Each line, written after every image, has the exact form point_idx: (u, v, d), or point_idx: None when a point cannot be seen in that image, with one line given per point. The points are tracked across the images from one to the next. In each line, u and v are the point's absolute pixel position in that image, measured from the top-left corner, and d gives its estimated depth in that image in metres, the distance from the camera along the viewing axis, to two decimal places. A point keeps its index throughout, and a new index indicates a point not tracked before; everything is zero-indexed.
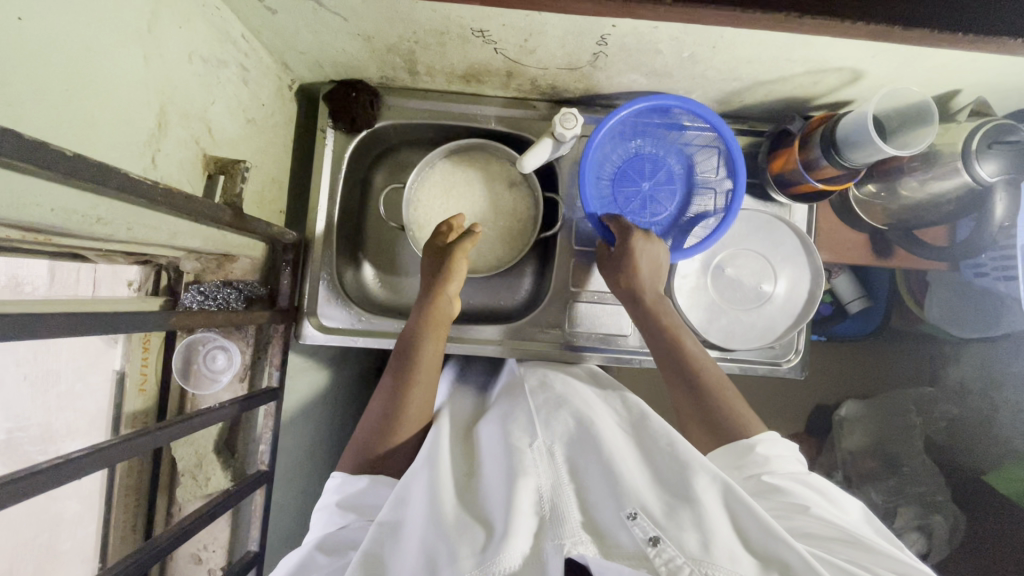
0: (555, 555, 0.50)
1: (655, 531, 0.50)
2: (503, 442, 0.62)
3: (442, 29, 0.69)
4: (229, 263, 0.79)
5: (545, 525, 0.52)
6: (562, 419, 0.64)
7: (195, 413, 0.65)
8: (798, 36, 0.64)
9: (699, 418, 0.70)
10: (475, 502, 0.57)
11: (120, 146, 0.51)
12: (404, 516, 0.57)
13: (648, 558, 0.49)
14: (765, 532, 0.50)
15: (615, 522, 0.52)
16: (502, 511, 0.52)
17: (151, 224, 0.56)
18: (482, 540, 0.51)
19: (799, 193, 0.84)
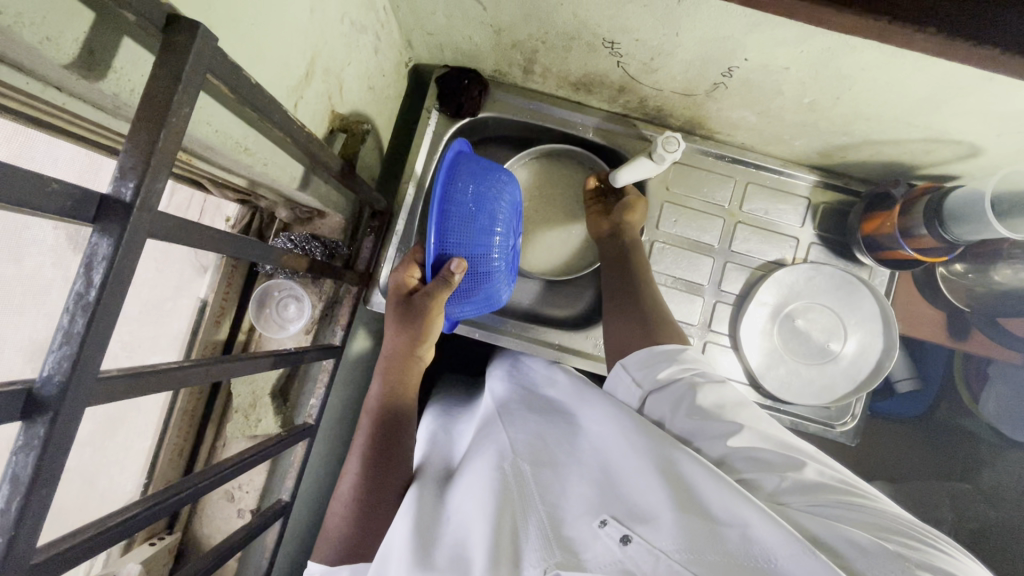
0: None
1: (624, 529, 0.48)
2: (474, 468, 0.58)
3: (574, 33, 0.71)
4: (320, 220, 0.81)
5: (520, 550, 0.49)
6: (519, 431, 0.61)
7: (235, 356, 0.56)
8: (929, 101, 0.64)
9: (634, 322, 0.74)
10: (448, 530, 0.53)
11: (275, 84, 0.53)
12: (385, 566, 0.52)
13: (627, 564, 0.46)
14: (724, 496, 0.47)
15: (588, 533, 0.49)
16: (481, 546, 0.48)
17: (281, 164, 0.58)
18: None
19: (888, 257, 0.84)
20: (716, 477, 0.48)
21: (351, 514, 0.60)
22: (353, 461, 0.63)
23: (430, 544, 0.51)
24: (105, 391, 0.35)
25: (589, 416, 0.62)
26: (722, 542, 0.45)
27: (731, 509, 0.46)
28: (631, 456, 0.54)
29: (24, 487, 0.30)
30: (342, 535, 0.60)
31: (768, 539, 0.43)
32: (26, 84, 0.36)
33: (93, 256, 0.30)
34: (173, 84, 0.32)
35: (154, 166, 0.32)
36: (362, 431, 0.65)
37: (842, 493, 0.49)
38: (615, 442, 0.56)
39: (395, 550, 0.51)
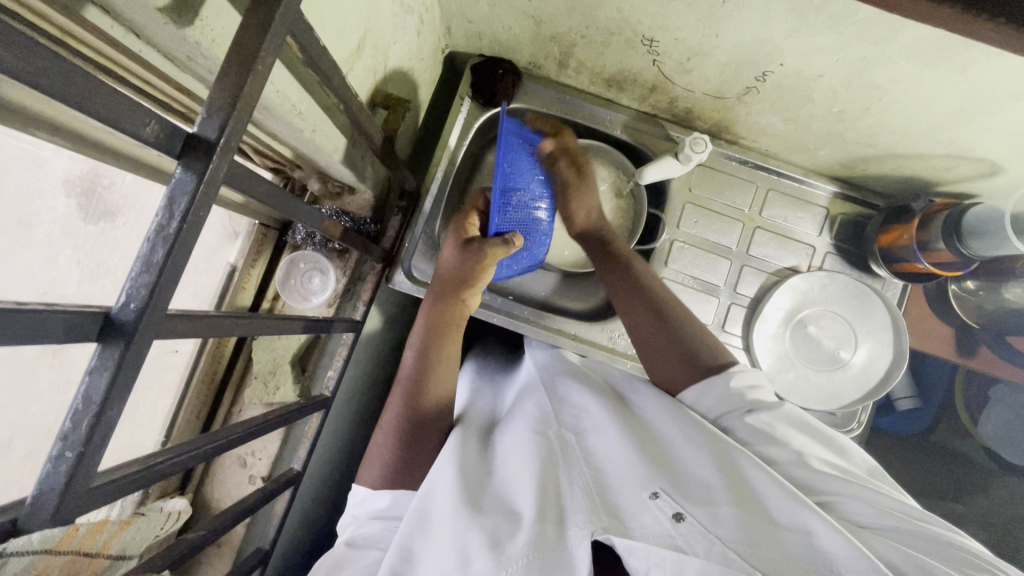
0: (581, 540, 0.47)
1: (678, 507, 0.48)
2: (517, 429, 0.60)
3: (615, 29, 0.73)
4: (349, 196, 0.82)
5: (567, 511, 0.51)
6: (574, 408, 0.64)
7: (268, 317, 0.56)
8: (956, 115, 0.66)
9: (674, 346, 0.71)
10: (495, 485, 0.55)
11: (331, 53, 0.55)
12: (430, 502, 0.55)
13: (675, 537, 0.47)
14: (785, 502, 0.48)
15: (638, 504, 0.49)
16: (529, 501, 0.51)
17: (328, 133, 0.59)
18: (508, 531, 0.49)
19: (903, 270, 0.86)
20: (780, 484, 0.50)
21: (394, 441, 0.62)
22: (398, 388, 0.66)
23: (479, 492, 0.54)
24: (168, 326, 0.36)
25: (647, 409, 0.64)
26: (784, 544, 0.46)
27: (795, 516, 0.47)
28: (691, 450, 0.55)
29: (96, 406, 0.31)
30: (383, 459, 0.62)
31: (833, 550, 0.44)
32: (110, 27, 0.37)
33: (176, 189, 0.32)
34: (263, 33, 0.33)
35: (238, 111, 0.33)
36: (408, 365, 0.68)
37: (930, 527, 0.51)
38: (674, 434, 0.58)
39: (441, 492, 0.54)
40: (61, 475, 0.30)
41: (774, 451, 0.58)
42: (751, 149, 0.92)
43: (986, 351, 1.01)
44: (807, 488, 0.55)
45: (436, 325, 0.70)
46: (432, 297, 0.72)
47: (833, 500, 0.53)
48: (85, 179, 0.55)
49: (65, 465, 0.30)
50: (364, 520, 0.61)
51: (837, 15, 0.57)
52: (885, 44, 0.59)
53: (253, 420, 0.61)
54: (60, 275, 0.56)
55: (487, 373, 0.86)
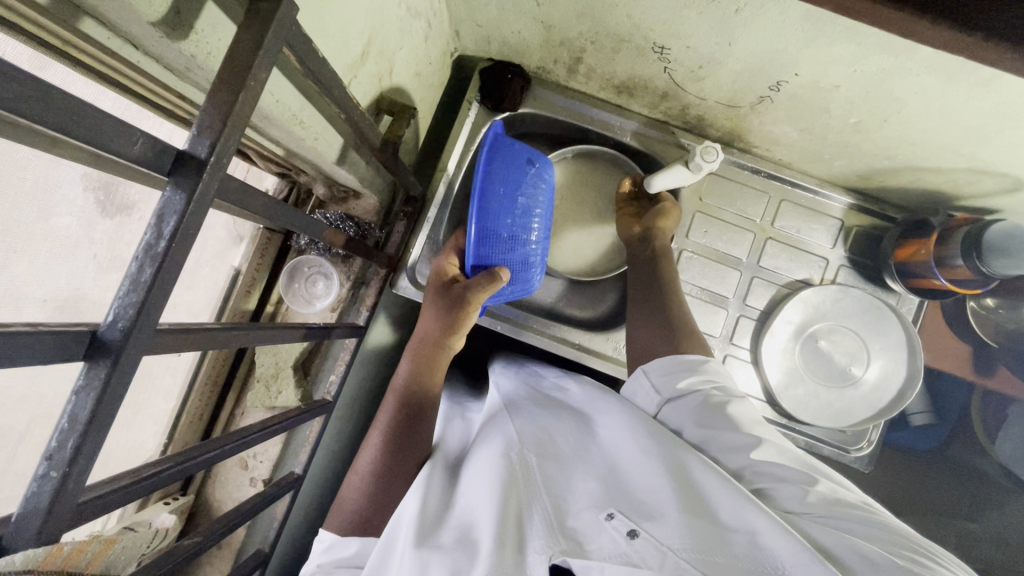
0: (539, 565, 0.46)
1: (631, 523, 0.48)
2: (479, 455, 0.59)
3: (625, 36, 0.71)
4: (355, 200, 0.82)
5: (526, 535, 0.49)
6: (530, 424, 0.62)
7: (266, 325, 0.55)
8: (980, 130, 0.64)
9: (660, 328, 0.74)
10: (456, 514, 0.54)
11: (334, 61, 0.54)
12: (393, 538, 0.53)
13: (630, 556, 0.46)
14: (734, 504, 0.47)
15: (594, 525, 0.49)
16: (486, 528, 0.49)
17: (330, 141, 0.59)
18: (468, 560, 0.47)
19: (920, 286, 0.84)
20: (726, 485, 0.49)
21: (366, 487, 0.62)
22: (373, 438, 0.65)
23: (437, 526, 0.52)
24: (158, 343, 0.35)
25: (604, 422, 0.62)
26: (730, 547, 0.45)
27: (741, 518, 0.46)
28: (641, 459, 0.54)
29: (81, 427, 0.30)
30: (355, 507, 0.61)
31: (776, 548, 0.43)
32: (107, 39, 0.37)
33: (165, 209, 0.31)
34: (256, 49, 0.33)
35: (229, 127, 0.32)
36: (386, 415, 0.67)
37: (855, 507, 0.49)
38: (627, 445, 0.57)
39: (402, 528, 0.52)
40: (45, 496, 0.30)
41: (715, 441, 0.57)
42: (764, 158, 0.90)
43: (1006, 370, 0.97)
44: (745, 479, 0.53)
45: (417, 370, 0.70)
46: (416, 341, 0.72)
47: (768, 487, 0.52)
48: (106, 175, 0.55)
49: (50, 485, 0.30)
50: (329, 570, 0.57)
51: (855, 24, 0.55)
52: (906, 56, 0.57)
53: (247, 428, 0.61)
54: (78, 269, 0.56)
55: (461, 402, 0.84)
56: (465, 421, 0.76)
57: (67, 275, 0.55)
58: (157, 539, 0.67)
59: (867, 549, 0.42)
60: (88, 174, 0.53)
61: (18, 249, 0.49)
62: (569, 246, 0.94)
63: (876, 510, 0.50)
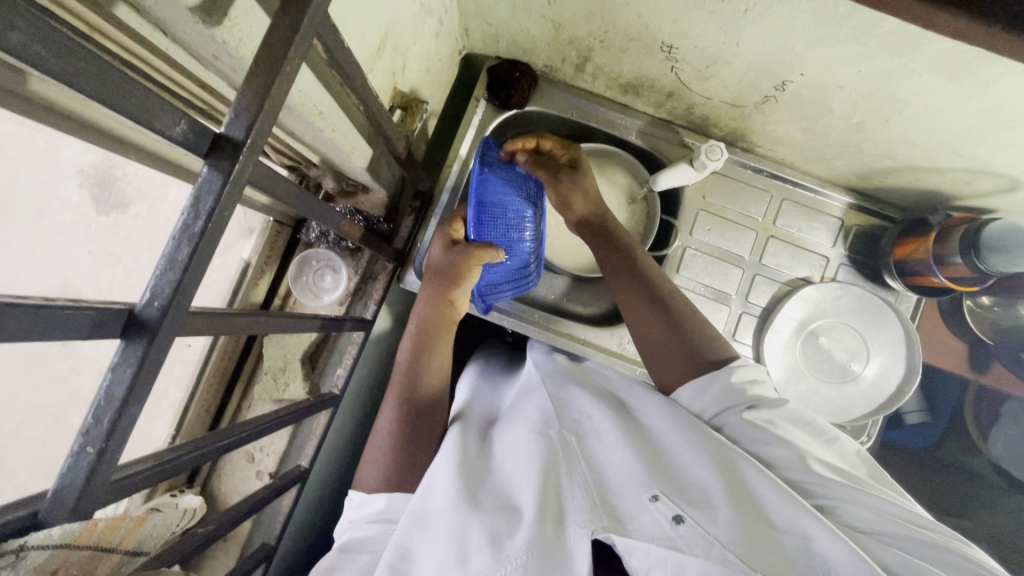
0: (580, 538, 0.48)
1: (677, 509, 0.48)
2: (518, 431, 0.60)
3: (634, 35, 0.73)
4: (363, 195, 0.81)
5: (567, 510, 0.51)
6: (574, 409, 0.63)
7: (286, 314, 0.56)
8: (977, 130, 0.66)
9: (677, 347, 0.68)
10: (496, 484, 0.55)
11: (353, 53, 0.55)
12: (428, 503, 0.54)
13: (673, 539, 0.47)
14: (785, 506, 0.48)
15: (637, 506, 0.50)
16: (529, 502, 0.50)
17: (347, 133, 0.59)
18: (511, 530, 0.49)
19: (917, 283, 0.85)
20: (775, 487, 0.49)
21: (390, 448, 0.64)
22: (390, 402, 0.67)
23: (479, 490, 0.54)
24: (189, 324, 0.36)
25: (644, 409, 0.63)
26: (781, 548, 0.46)
27: (792, 520, 0.48)
28: (687, 451, 0.55)
29: (117, 403, 0.31)
30: (377, 467, 0.63)
31: (832, 554, 0.45)
32: (138, 24, 0.37)
33: (203, 189, 0.32)
34: (292, 35, 0.33)
35: (265, 110, 0.33)
36: (400, 376, 0.69)
37: (920, 528, 0.51)
38: (671, 436, 0.57)
39: (440, 495, 0.54)
40: (82, 470, 0.30)
41: (767, 451, 0.58)
42: (766, 158, 0.92)
43: (1000, 368, 0.99)
44: (805, 492, 0.54)
45: (425, 333, 0.70)
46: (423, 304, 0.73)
47: (830, 503, 0.53)
48: (99, 170, 0.55)
49: (86, 460, 0.30)
50: (360, 525, 0.61)
51: (862, 25, 0.57)
52: (908, 57, 0.59)
53: (259, 419, 0.61)
54: (72, 262, 0.56)
55: (489, 374, 0.85)
56: (494, 396, 0.77)
57: (63, 268, 0.55)
58: (185, 518, 0.65)
59: None
60: (83, 171, 0.54)
61: (19, 241, 0.50)
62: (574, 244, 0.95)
63: (946, 533, 0.52)
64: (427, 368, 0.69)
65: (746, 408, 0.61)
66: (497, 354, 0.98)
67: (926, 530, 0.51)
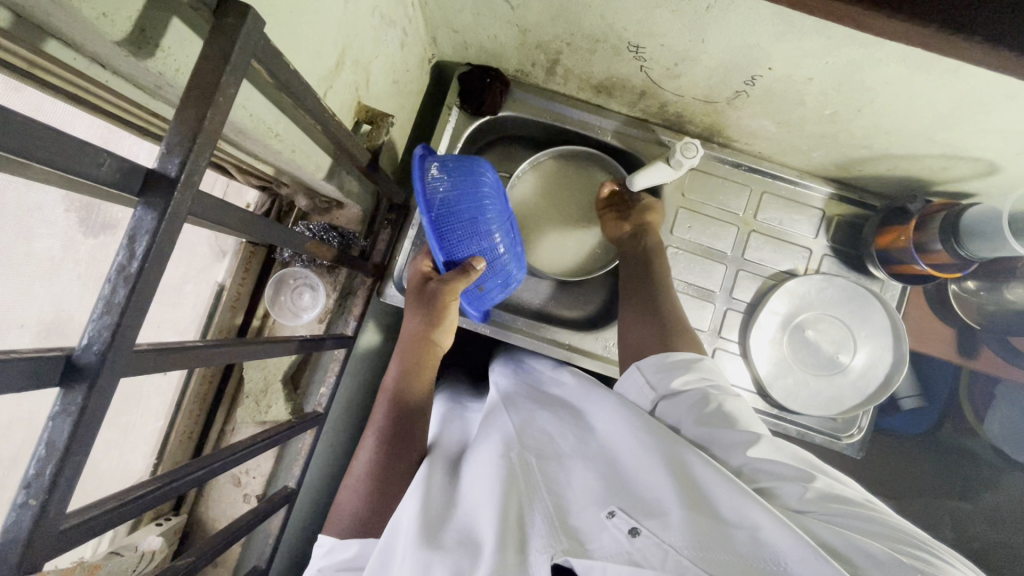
0: (543, 563, 0.47)
1: (633, 522, 0.48)
2: (479, 455, 0.60)
3: (600, 36, 0.72)
4: (338, 210, 0.80)
5: (528, 536, 0.50)
6: (531, 424, 0.62)
7: (252, 339, 0.55)
8: (950, 117, 0.65)
9: (653, 331, 0.73)
10: (458, 516, 0.55)
11: (309, 73, 0.54)
12: (393, 540, 0.54)
13: (632, 554, 0.47)
14: (733, 498, 0.47)
15: (595, 524, 0.50)
16: (488, 529, 0.50)
17: (308, 153, 0.58)
18: (473, 562, 0.48)
19: (901, 272, 0.85)
20: (724, 479, 0.48)
21: (365, 488, 0.62)
22: (368, 440, 0.66)
23: (439, 525, 0.53)
24: (138, 365, 0.35)
25: (598, 413, 0.63)
26: (733, 544, 0.45)
27: (740, 511, 0.46)
28: (639, 453, 0.54)
29: (59, 453, 0.30)
30: (352, 511, 0.61)
31: (777, 542, 0.43)
32: (72, 60, 0.37)
33: (136, 229, 0.31)
34: (222, 65, 0.33)
35: (199, 145, 0.32)
36: (377, 416, 0.68)
37: (852, 501, 0.50)
38: (624, 438, 0.57)
39: (402, 530, 0.53)
40: (24, 524, 0.30)
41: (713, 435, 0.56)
42: (744, 151, 0.91)
43: (990, 351, 0.99)
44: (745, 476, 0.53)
45: (407, 373, 0.70)
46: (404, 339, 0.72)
47: (770, 484, 0.51)
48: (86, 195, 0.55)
49: (29, 513, 0.30)
50: (327, 574, 0.57)
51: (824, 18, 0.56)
52: (874, 47, 0.58)
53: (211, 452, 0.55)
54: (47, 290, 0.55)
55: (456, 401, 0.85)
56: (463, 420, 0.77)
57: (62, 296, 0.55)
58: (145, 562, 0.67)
59: (873, 546, 0.43)
60: (70, 196, 0.53)
61: None
62: (558, 249, 0.94)
63: (875, 505, 0.51)
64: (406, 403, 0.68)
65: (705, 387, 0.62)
66: (463, 386, 0.95)
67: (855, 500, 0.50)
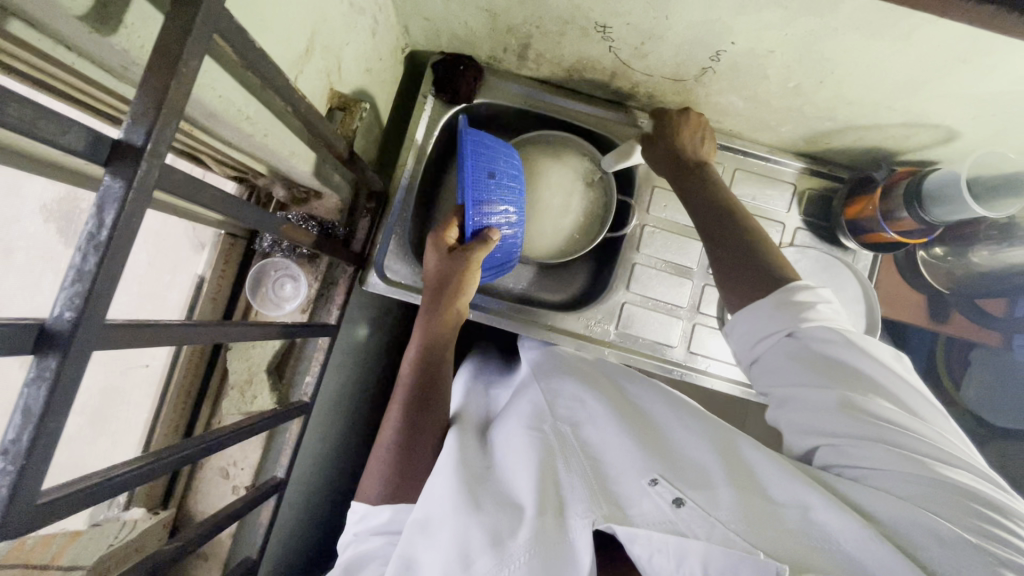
0: (582, 530, 0.51)
1: (676, 492, 0.52)
2: (514, 427, 0.64)
3: (568, 18, 0.73)
4: (316, 200, 0.82)
5: (566, 501, 0.54)
6: (566, 400, 0.67)
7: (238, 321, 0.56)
8: (907, 84, 0.67)
9: (736, 268, 0.64)
10: (497, 484, 0.59)
11: (278, 59, 0.55)
12: (427, 509, 0.58)
13: (673, 521, 0.51)
14: (790, 484, 0.52)
15: (639, 492, 0.54)
16: (528, 495, 0.55)
17: (282, 139, 0.60)
18: (517, 522, 0.53)
19: (871, 240, 0.87)
20: (778, 468, 0.53)
21: (392, 457, 0.66)
22: (394, 411, 0.69)
23: (477, 488, 0.58)
24: (111, 339, 0.36)
25: (652, 408, 0.69)
26: (785, 522, 0.50)
27: (794, 494, 0.51)
28: (689, 441, 0.60)
29: (36, 419, 0.30)
30: (380, 481, 0.65)
31: (832, 526, 0.49)
32: (36, 40, 0.37)
33: (105, 197, 0.32)
34: (185, 36, 0.33)
35: (165, 114, 0.33)
36: (402, 388, 0.70)
37: (944, 474, 0.50)
38: (676, 430, 0.63)
39: (440, 499, 0.57)
40: (3, 492, 0.30)
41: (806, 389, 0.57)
42: (715, 130, 0.93)
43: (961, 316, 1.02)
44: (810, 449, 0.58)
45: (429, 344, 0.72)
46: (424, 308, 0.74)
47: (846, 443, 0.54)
48: None
49: (8, 479, 0.30)
50: (364, 537, 0.64)
51: None
52: (830, 16, 0.60)
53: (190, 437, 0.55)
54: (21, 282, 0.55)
55: (482, 372, 0.89)
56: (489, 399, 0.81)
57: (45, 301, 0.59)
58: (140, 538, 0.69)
59: (944, 531, 0.46)
60: (39, 194, 0.53)
61: None
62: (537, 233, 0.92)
63: (975, 476, 0.51)
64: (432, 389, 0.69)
65: (786, 334, 0.59)
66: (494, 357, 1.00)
67: (950, 471, 0.50)
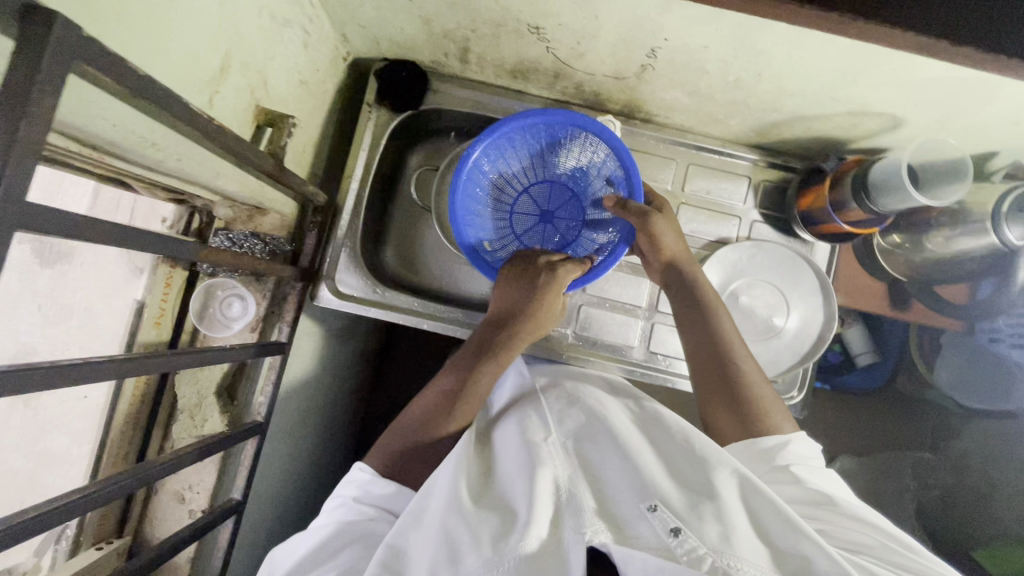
0: (577, 544, 0.49)
1: (676, 521, 0.50)
2: (517, 441, 0.62)
3: (500, 20, 0.71)
4: (261, 216, 0.79)
5: (563, 516, 0.52)
6: (575, 420, 0.65)
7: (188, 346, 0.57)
8: (845, 73, 0.66)
9: (728, 403, 0.71)
10: (497, 494, 0.57)
11: (185, 80, 0.53)
12: (426, 502, 0.56)
13: (670, 549, 0.48)
14: (783, 524, 0.49)
15: (636, 514, 0.52)
16: (525, 504, 0.52)
17: (199, 160, 0.58)
18: (506, 528, 0.51)
19: (824, 232, 0.85)
20: (778, 509, 0.50)
21: (409, 438, 0.67)
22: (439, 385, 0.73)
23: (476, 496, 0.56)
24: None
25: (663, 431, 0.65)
26: (784, 564, 0.47)
27: (795, 543, 0.48)
28: (690, 466, 0.57)
29: None
30: (388, 455, 0.66)
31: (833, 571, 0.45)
32: None
33: None
34: (32, 74, 0.32)
35: (14, 156, 0.32)
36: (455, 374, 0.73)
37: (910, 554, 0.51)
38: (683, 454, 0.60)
39: (436, 496, 0.56)
40: None
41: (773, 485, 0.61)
42: (666, 126, 0.92)
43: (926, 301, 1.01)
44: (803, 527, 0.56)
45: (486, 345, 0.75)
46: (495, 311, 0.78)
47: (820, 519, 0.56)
48: None
49: None
50: (361, 504, 0.61)
51: None
52: None
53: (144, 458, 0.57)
54: None
55: None
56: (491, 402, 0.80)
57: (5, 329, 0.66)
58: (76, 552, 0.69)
59: None
60: None
61: None
62: None
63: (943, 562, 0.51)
64: (471, 388, 0.71)
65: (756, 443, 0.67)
66: None
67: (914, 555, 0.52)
